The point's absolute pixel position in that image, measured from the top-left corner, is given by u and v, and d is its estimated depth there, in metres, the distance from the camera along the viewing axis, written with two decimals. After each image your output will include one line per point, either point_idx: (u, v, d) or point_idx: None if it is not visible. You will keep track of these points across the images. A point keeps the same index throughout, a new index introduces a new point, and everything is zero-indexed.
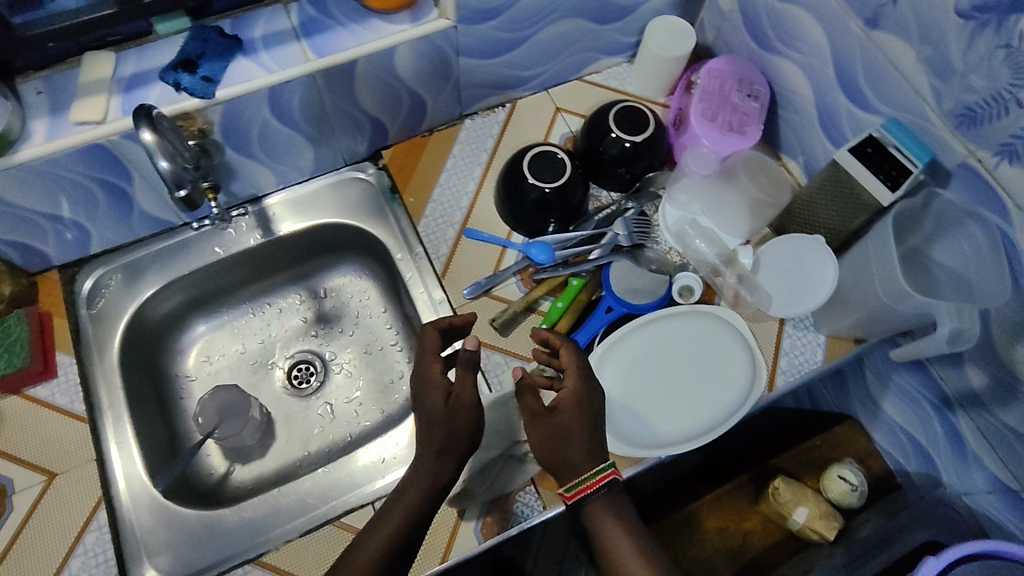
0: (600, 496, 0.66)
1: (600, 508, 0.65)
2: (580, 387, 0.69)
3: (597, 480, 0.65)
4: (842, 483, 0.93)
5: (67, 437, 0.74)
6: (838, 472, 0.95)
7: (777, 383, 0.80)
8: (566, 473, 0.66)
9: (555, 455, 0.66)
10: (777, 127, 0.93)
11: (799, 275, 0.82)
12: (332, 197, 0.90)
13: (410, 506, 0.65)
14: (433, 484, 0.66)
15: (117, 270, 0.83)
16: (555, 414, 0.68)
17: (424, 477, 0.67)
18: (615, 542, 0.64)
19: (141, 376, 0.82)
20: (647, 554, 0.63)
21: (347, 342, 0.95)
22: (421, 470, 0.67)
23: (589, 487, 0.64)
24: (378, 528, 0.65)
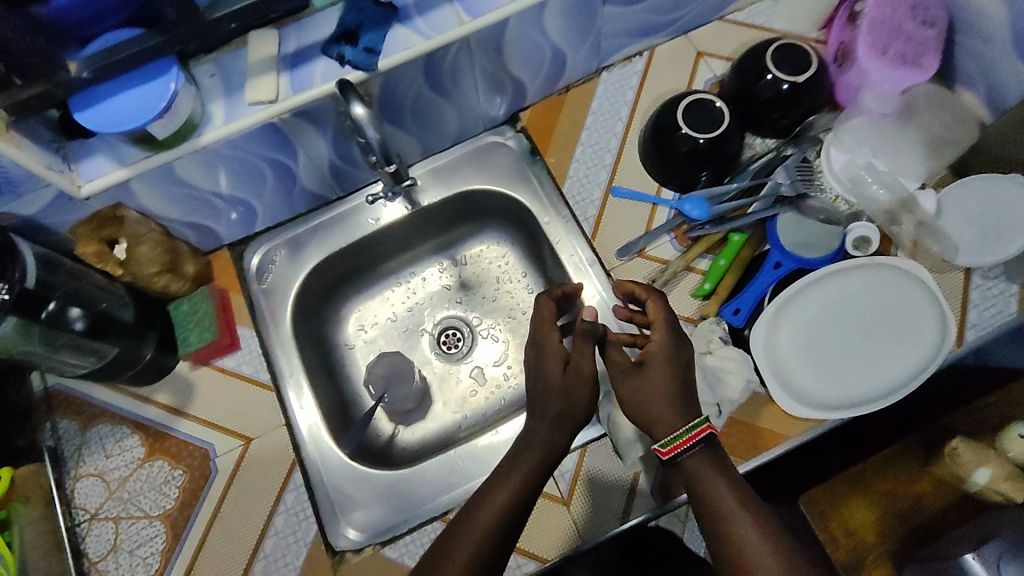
0: (700, 450, 0.62)
1: (698, 461, 0.61)
2: (672, 346, 0.67)
3: (694, 433, 0.61)
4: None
5: (256, 406, 0.79)
6: (1020, 429, 0.84)
7: (966, 339, 0.75)
8: (661, 430, 0.64)
9: (651, 409, 0.64)
10: (953, 57, 0.84)
11: (994, 216, 0.74)
12: (474, 163, 0.90)
13: (536, 457, 0.64)
14: (555, 438, 0.65)
15: (280, 246, 0.86)
16: (645, 371, 0.66)
17: (548, 430, 0.65)
18: (718, 495, 0.59)
19: (310, 346, 0.86)
20: (754, 510, 0.59)
21: (491, 307, 0.96)
22: (545, 420, 0.66)
23: (686, 442, 0.61)
24: (492, 492, 0.63)
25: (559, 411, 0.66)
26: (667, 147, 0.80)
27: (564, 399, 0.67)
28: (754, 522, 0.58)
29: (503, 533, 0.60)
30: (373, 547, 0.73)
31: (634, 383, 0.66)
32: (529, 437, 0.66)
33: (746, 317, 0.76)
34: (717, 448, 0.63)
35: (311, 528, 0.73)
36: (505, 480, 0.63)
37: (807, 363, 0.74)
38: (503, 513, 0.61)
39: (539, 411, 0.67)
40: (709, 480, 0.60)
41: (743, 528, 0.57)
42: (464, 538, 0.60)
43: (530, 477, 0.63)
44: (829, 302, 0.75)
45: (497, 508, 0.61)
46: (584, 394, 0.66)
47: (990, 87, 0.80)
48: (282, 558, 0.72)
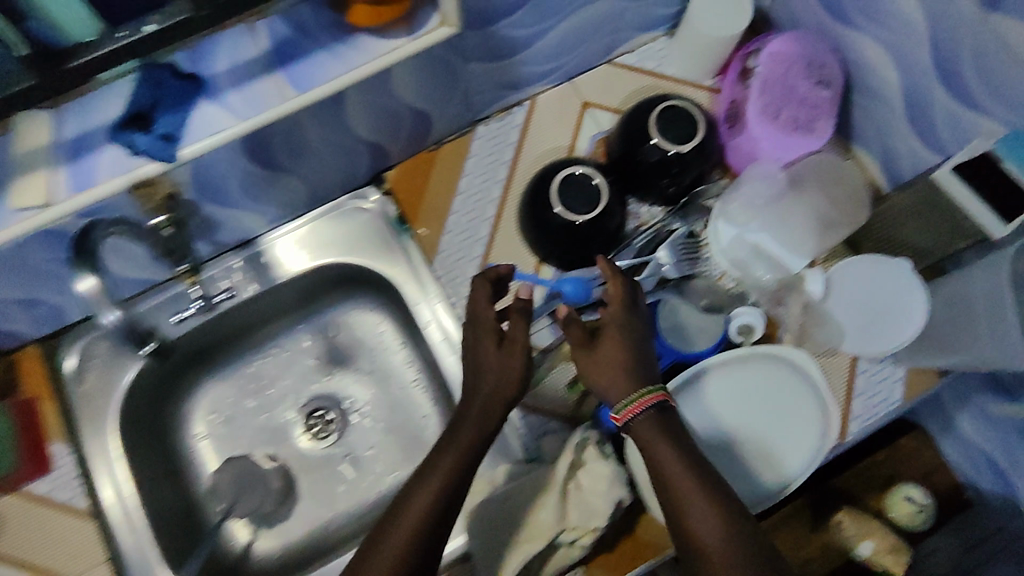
0: (651, 413, 0.57)
1: (642, 421, 0.56)
2: (630, 322, 0.61)
3: (648, 398, 0.57)
4: (908, 505, 0.87)
5: (74, 536, 0.69)
6: (904, 493, 0.87)
7: (850, 431, 0.71)
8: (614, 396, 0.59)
9: (600, 380, 0.59)
10: (850, 114, 0.77)
11: (880, 304, 0.69)
12: (333, 233, 0.79)
13: (467, 437, 0.58)
14: (487, 422, 0.59)
15: (103, 339, 0.74)
16: (599, 347, 0.60)
17: (479, 407, 0.60)
18: (661, 457, 0.55)
19: (150, 449, 0.76)
20: (706, 482, 0.54)
21: (364, 383, 0.86)
22: (473, 406, 0.60)
23: (637, 407, 0.56)
24: (428, 474, 0.57)
25: (489, 393, 0.60)
26: (545, 224, 0.72)
27: (496, 387, 0.60)
28: (700, 495, 0.53)
29: (428, 535, 0.54)
30: None
31: (589, 365, 0.60)
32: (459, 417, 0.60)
33: None
34: (670, 412, 0.57)
35: None
36: (442, 461, 0.57)
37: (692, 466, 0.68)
38: (430, 511, 0.55)
39: (468, 394, 0.61)
40: (653, 442, 0.55)
41: (690, 497, 0.53)
42: (387, 542, 0.54)
43: (460, 465, 0.57)
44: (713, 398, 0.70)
45: (424, 508, 0.55)
46: (514, 376, 0.60)
47: (885, 150, 0.75)
48: None
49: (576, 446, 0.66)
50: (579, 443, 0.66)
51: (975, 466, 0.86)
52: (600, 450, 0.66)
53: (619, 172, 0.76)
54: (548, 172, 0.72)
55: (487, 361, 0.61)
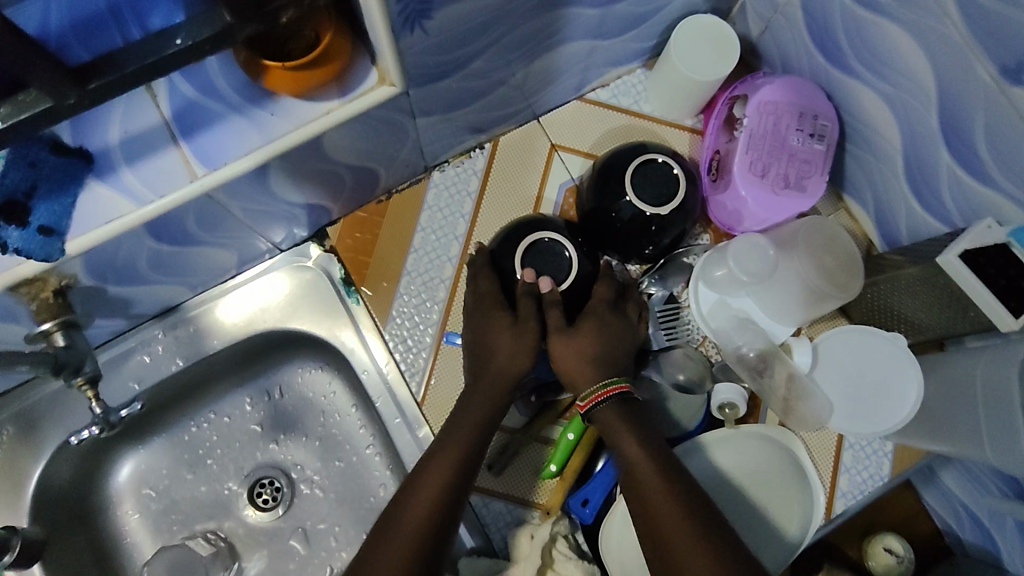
0: (615, 403, 0.58)
1: (609, 417, 0.58)
2: (611, 316, 0.64)
3: (615, 386, 0.59)
4: (887, 556, 0.84)
5: None
6: (884, 541, 0.85)
7: (836, 509, 0.67)
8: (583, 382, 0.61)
9: (573, 361, 0.61)
10: (841, 161, 0.71)
11: (870, 380, 0.65)
12: (271, 295, 0.70)
13: (467, 435, 0.58)
14: (488, 419, 0.60)
15: (8, 422, 0.66)
16: (577, 331, 0.62)
17: (478, 405, 0.60)
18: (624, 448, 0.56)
19: (70, 537, 0.69)
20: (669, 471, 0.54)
21: (312, 450, 0.78)
22: (470, 411, 0.60)
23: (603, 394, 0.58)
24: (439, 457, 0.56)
25: (500, 372, 0.61)
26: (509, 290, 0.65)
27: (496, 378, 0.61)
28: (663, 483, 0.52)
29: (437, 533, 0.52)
30: None
31: (567, 346, 0.61)
32: (458, 419, 0.59)
33: (597, 510, 0.63)
34: (637, 407, 0.59)
35: None
36: (451, 444, 0.57)
37: None
38: (437, 504, 0.53)
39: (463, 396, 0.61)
40: (618, 432, 0.57)
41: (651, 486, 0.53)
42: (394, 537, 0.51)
43: (462, 460, 0.56)
44: (700, 481, 0.64)
45: (429, 501, 0.53)
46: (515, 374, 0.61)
47: (879, 204, 0.69)
48: None
49: (543, 545, 0.60)
50: (548, 542, 0.60)
51: (956, 517, 0.83)
52: (570, 544, 0.61)
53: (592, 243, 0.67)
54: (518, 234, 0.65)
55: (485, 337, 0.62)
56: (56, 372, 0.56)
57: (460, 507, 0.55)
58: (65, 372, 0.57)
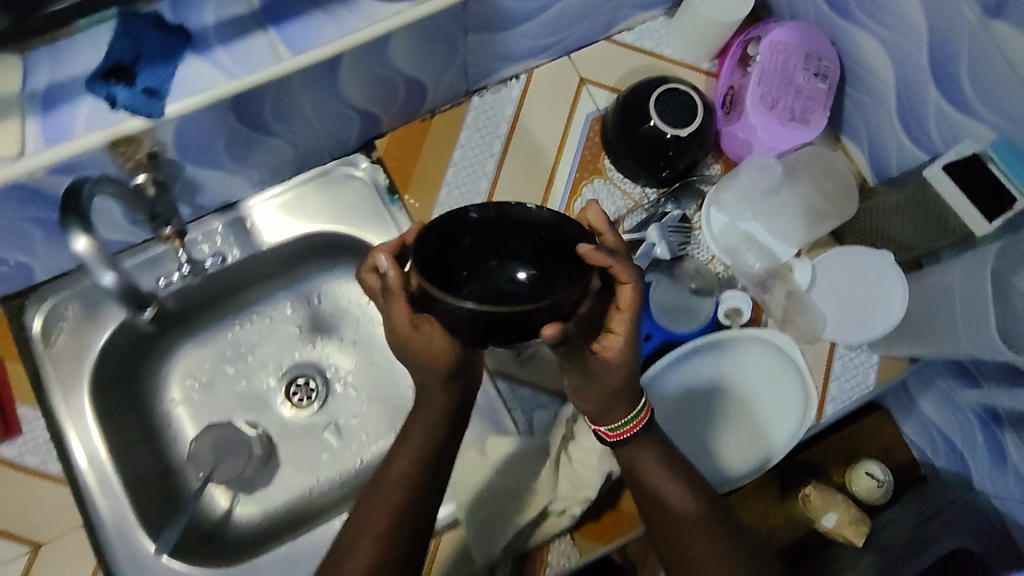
0: (643, 435, 0.58)
1: (638, 446, 0.58)
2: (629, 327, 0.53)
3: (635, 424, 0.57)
4: (869, 480, 0.92)
5: (46, 503, 0.66)
6: (865, 468, 0.93)
7: (826, 413, 0.74)
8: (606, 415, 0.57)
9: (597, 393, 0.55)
10: (841, 106, 0.79)
11: (861, 293, 0.72)
12: (321, 198, 0.76)
13: (416, 457, 0.55)
14: (433, 440, 0.56)
15: (73, 299, 0.71)
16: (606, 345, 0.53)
17: (424, 424, 0.56)
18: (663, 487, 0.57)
19: (122, 414, 0.74)
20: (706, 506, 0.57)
21: (346, 352, 0.85)
22: (415, 425, 0.57)
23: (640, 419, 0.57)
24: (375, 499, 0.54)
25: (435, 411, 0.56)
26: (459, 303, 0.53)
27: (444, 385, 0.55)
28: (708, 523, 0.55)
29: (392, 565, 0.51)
30: None
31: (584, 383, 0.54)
32: (407, 436, 0.56)
33: None
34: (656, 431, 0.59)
35: None
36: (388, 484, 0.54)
37: (674, 439, 0.71)
38: (390, 531, 0.52)
39: (413, 408, 0.57)
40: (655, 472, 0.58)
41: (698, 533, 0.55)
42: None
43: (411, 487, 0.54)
44: (705, 374, 0.73)
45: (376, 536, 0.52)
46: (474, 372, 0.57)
47: (872, 143, 0.77)
48: None
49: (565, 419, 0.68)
50: None
51: (932, 444, 0.93)
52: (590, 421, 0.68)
53: (545, 239, 0.50)
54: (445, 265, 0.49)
55: (430, 349, 0.51)
56: (152, 220, 0.65)
57: (408, 531, 0.53)
58: (157, 222, 0.66)
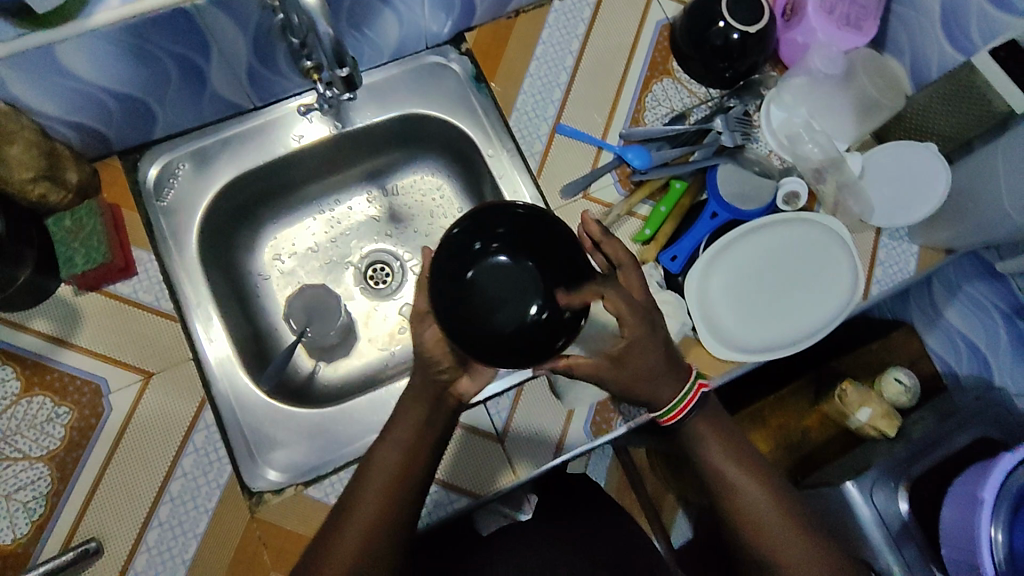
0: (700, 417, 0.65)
1: (702, 421, 0.65)
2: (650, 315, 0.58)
3: (684, 405, 0.62)
4: (897, 385, 0.96)
5: (160, 337, 0.70)
6: (893, 375, 0.97)
7: (872, 292, 0.81)
8: (661, 395, 0.61)
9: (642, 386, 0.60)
10: (886, 25, 0.85)
11: (908, 181, 0.79)
12: (414, 83, 0.82)
13: (398, 456, 0.59)
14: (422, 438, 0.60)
15: (185, 157, 0.76)
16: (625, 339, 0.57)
17: (407, 425, 0.60)
18: (722, 464, 0.64)
19: (219, 274, 0.78)
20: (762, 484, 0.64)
21: (420, 242, 0.90)
22: (393, 432, 0.60)
23: (686, 403, 0.62)
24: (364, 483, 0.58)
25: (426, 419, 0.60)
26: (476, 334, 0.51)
27: (433, 398, 0.61)
28: (767, 504, 0.62)
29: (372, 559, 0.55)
30: (295, 486, 0.68)
31: (613, 371, 0.58)
32: (385, 442, 0.60)
33: (683, 264, 0.77)
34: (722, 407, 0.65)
35: (226, 468, 0.68)
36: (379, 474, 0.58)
37: (729, 305, 0.77)
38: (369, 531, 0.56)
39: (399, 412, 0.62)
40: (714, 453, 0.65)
41: (761, 506, 0.63)
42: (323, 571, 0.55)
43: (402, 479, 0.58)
44: (766, 247, 0.78)
45: (361, 528, 0.56)
46: (456, 392, 0.61)
47: (915, 56, 0.83)
48: (192, 498, 0.67)
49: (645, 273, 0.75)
50: None
51: (956, 355, 1.00)
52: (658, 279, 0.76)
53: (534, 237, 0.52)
54: (459, 253, 0.51)
55: (434, 355, 0.59)
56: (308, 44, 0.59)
57: (398, 518, 0.57)
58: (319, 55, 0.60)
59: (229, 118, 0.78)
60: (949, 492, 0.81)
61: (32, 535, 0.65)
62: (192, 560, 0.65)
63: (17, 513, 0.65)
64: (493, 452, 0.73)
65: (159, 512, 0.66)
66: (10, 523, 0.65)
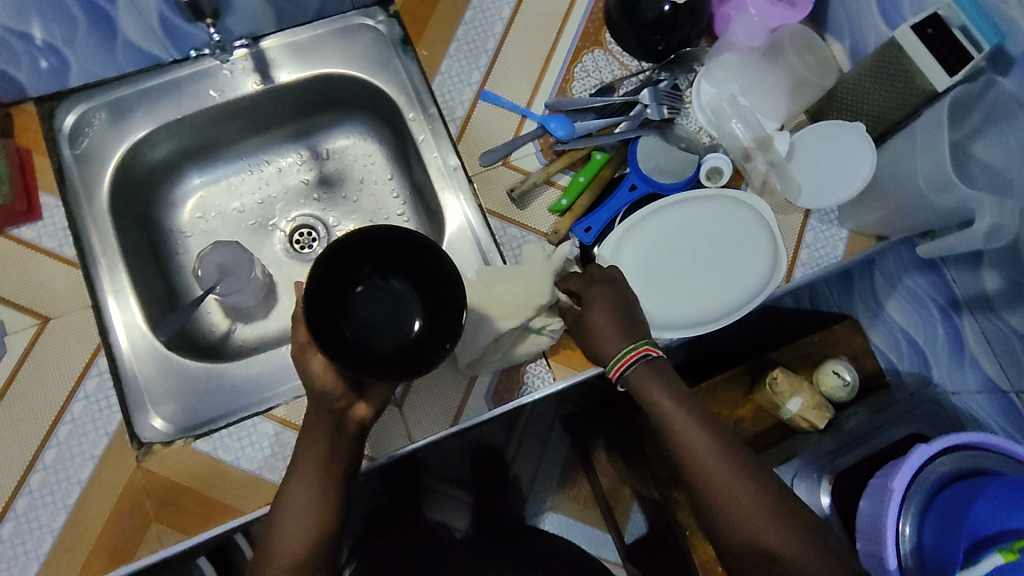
0: (642, 365, 0.64)
1: (645, 373, 0.64)
2: (606, 292, 0.68)
3: (631, 355, 0.64)
4: (834, 379, 0.92)
5: (61, 283, 0.70)
6: (832, 368, 0.93)
7: (794, 275, 0.79)
8: (609, 350, 0.66)
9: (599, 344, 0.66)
10: (825, 5, 0.84)
11: (835, 160, 0.77)
12: (338, 43, 0.81)
13: (309, 489, 0.60)
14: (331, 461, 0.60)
15: (101, 107, 0.75)
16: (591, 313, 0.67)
17: (307, 457, 0.61)
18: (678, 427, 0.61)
19: (133, 226, 0.78)
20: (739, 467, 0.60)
21: (348, 207, 0.89)
22: (298, 467, 0.61)
23: (627, 361, 0.64)
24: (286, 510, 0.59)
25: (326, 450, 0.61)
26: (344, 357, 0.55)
27: (336, 423, 0.61)
28: (748, 489, 0.58)
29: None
30: (183, 438, 0.68)
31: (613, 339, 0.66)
32: (296, 476, 0.60)
33: (597, 235, 0.76)
34: (660, 364, 0.64)
35: (115, 418, 0.67)
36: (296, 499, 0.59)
37: (646, 281, 0.75)
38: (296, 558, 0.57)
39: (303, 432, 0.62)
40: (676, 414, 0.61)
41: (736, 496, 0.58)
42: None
43: (320, 502, 0.59)
44: (683, 223, 0.76)
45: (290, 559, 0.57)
46: (358, 416, 0.62)
47: (855, 38, 0.81)
48: (78, 446, 0.66)
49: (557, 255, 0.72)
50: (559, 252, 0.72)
51: (897, 350, 0.96)
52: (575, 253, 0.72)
53: (398, 255, 0.59)
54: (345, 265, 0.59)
55: (325, 382, 0.59)
56: None
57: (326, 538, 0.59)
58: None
59: (146, 70, 0.77)
60: (869, 485, 0.80)
61: None
62: (74, 506, 0.65)
63: None
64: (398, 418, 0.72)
65: (45, 457, 0.66)
66: None
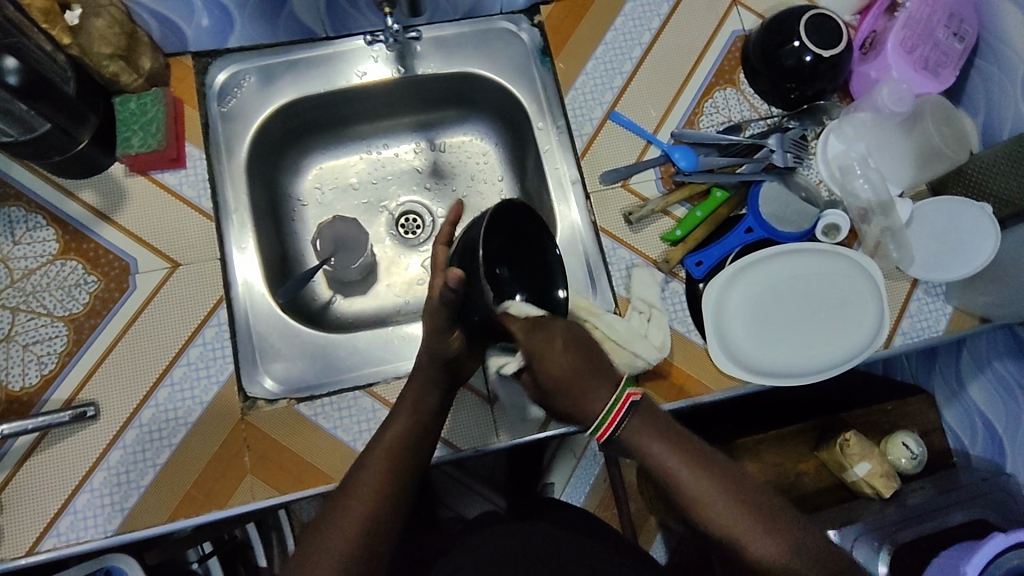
0: (631, 419, 0.56)
1: (640, 428, 0.56)
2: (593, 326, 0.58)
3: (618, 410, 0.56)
4: (903, 450, 0.89)
5: (193, 232, 0.73)
6: (901, 438, 0.90)
7: (894, 343, 0.78)
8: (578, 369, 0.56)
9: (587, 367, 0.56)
10: (965, 79, 0.83)
11: (955, 240, 0.78)
12: (479, 45, 0.83)
13: (400, 437, 0.61)
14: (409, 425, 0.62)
15: (252, 71, 0.79)
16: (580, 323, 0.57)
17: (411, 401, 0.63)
18: (677, 479, 0.55)
19: (260, 188, 0.81)
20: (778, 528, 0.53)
21: (455, 200, 0.91)
22: (397, 418, 0.63)
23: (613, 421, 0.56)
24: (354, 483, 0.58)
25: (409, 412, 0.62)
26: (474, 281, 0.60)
27: None
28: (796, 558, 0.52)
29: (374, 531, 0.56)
30: (288, 399, 0.71)
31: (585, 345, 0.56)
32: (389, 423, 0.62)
33: (707, 270, 0.77)
34: (645, 410, 0.57)
35: (228, 367, 0.71)
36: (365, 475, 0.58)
37: (751, 324, 0.76)
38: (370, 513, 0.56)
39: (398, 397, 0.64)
40: (670, 470, 0.55)
41: (775, 551, 0.53)
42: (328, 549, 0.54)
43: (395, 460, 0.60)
44: (796, 272, 0.77)
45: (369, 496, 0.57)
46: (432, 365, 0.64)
47: (989, 115, 0.80)
48: (190, 389, 0.70)
49: (664, 262, 0.77)
50: (665, 263, 0.77)
51: (971, 432, 0.91)
52: (670, 266, 0.77)
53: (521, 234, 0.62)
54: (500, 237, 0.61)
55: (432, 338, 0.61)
56: None
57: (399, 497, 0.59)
58: None
59: (297, 43, 0.80)
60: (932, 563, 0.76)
61: (40, 387, 0.69)
62: (179, 445, 0.68)
63: (30, 364, 0.69)
64: (466, 397, 0.75)
65: (158, 394, 0.69)
66: (22, 370, 0.69)
